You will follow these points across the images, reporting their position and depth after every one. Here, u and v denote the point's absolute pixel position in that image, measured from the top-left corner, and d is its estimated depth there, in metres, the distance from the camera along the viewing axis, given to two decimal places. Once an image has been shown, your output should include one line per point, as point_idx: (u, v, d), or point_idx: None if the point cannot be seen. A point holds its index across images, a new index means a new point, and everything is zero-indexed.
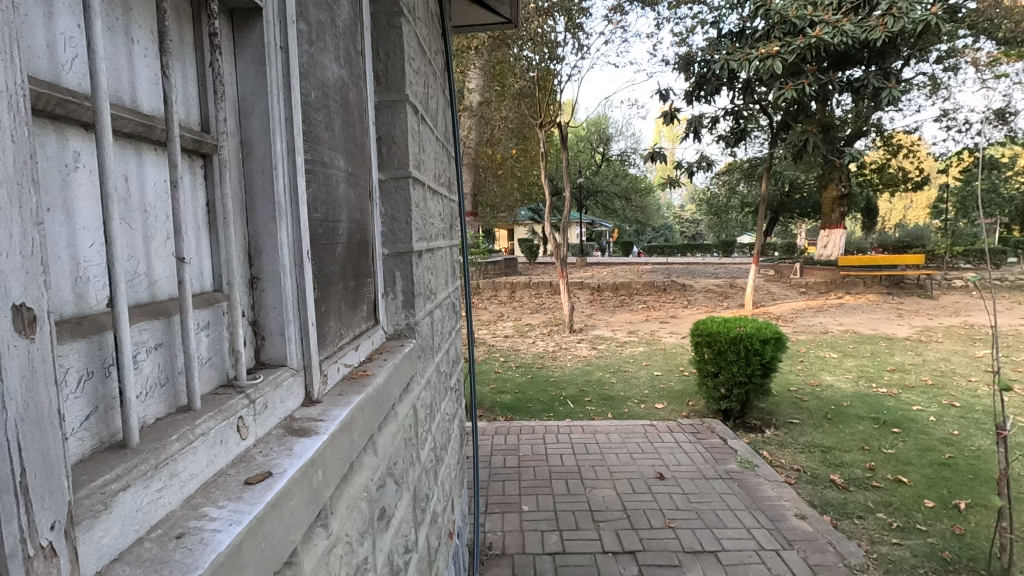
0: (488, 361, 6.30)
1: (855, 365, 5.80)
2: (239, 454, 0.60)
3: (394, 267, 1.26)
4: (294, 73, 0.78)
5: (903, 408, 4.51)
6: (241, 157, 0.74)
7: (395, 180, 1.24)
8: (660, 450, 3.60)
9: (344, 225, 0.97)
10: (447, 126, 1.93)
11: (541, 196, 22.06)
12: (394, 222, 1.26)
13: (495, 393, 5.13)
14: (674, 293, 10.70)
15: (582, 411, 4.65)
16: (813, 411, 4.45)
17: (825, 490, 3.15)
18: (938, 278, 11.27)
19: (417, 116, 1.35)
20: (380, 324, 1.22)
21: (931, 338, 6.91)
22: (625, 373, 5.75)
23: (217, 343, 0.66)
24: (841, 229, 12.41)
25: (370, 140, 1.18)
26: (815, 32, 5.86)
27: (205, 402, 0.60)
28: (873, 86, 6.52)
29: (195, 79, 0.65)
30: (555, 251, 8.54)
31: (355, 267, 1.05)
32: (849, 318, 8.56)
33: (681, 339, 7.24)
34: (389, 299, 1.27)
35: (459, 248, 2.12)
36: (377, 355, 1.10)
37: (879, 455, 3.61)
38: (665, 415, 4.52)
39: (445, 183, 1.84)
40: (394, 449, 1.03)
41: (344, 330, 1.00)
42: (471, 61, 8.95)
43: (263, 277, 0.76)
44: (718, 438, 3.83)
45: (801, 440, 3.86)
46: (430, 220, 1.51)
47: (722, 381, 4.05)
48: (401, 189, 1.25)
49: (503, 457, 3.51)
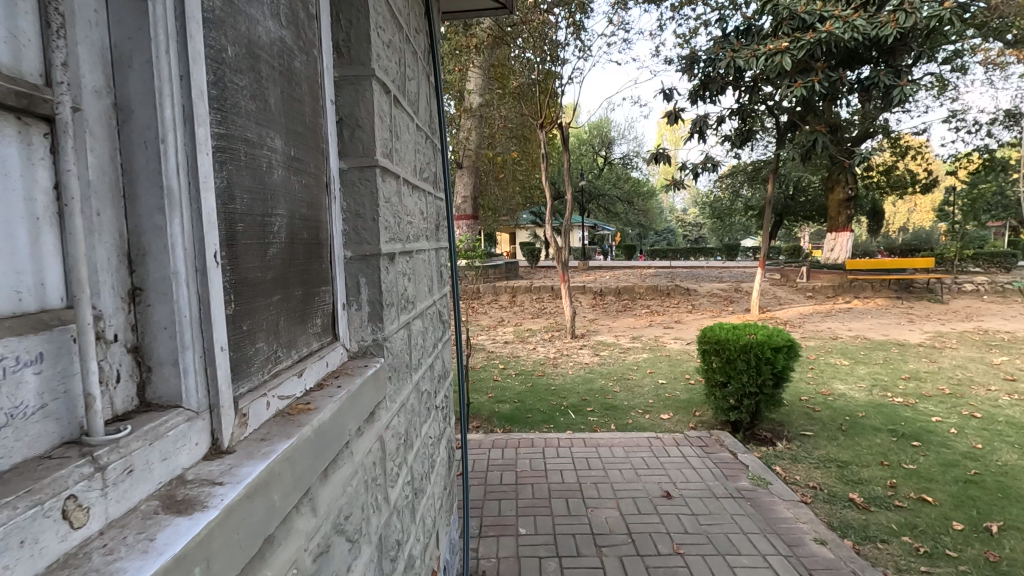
0: (486, 368, 6.10)
1: (868, 372, 5.58)
2: (65, 554, 0.40)
3: (356, 272, 1.07)
4: (195, 18, 0.59)
5: (922, 419, 4.29)
6: (115, 126, 0.54)
7: (360, 170, 1.05)
8: (667, 466, 3.40)
9: (281, 221, 0.78)
10: (432, 114, 1.74)
11: (542, 199, 21.88)
12: (357, 220, 1.06)
13: (493, 402, 4.93)
14: (678, 297, 10.49)
15: (584, 421, 4.44)
16: (827, 423, 4.23)
17: (844, 510, 2.94)
18: (948, 282, 11.04)
19: (388, 98, 1.15)
20: (339, 342, 1.02)
21: (945, 344, 6.71)
22: (629, 381, 5.54)
23: (58, 384, 0.46)
24: (848, 232, 12.19)
25: (327, 122, 0.99)
26: (825, 28, 5.65)
27: (17, 477, 0.40)
28: (884, 84, 6.29)
29: (29, 7, 0.45)
30: (557, 255, 8.34)
31: (300, 274, 0.86)
32: (859, 323, 8.36)
33: (686, 345, 7.03)
34: (351, 311, 1.08)
35: (447, 253, 1.92)
36: (331, 382, 0.90)
37: (899, 471, 3.40)
38: (671, 426, 4.31)
39: (429, 178, 1.65)
40: (346, 501, 0.83)
41: (283, 353, 0.80)
42: (470, 59, 8.73)
43: (148, 290, 0.56)
44: (728, 452, 3.63)
45: (815, 455, 3.65)
46: (407, 219, 1.32)
47: (731, 392, 3.84)
48: (366, 182, 1.06)
49: (500, 474, 3.31)
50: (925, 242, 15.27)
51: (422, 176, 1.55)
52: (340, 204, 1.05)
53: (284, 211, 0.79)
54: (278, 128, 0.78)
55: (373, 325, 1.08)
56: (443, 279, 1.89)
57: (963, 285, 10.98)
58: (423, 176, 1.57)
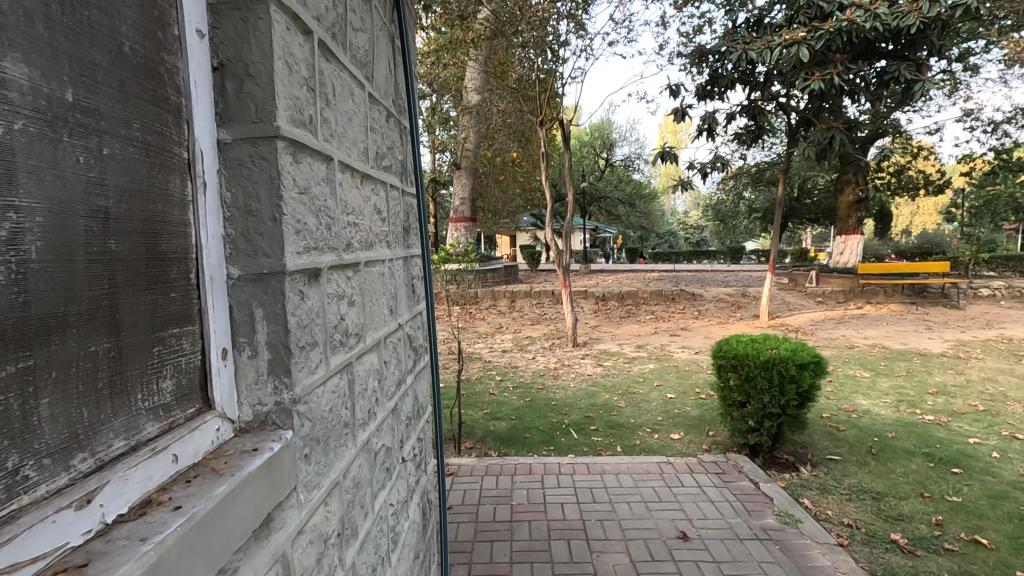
0: (482, 380, 5.72)
1: (891, 386, 5.19)
2: None
3: (248, 300, 0.70)
4: None
5: (958, 440, 3.90)
6: None
7: (253, 145, 0.68)
8: (681, 499, 3.02)
9: (14, 225, 0.41)
10: (399, 85, 1.37)
11: (543, 201, 21.52)
12: (246, 215, 0.69)
13: (488, 419, 4.54)
14: (683, 303, 10.11)
15: (587, 442, 4.07)
16: (854, 446, 3.86)
17: (886, 555, 2.55)
18: (963, 287, 10.65)
19: (307, 38, 0.79)
20: (212, 412, 0.66)
21: (970, 355, 6.33)
22: (634, 396, 5.16)
23: None
24: (858, 235, 11.80)
25: (182, 63, 0.62)
26: (845, 16, 5.27)
27: None
28: (904, 79, 5.90)
29: None
30: (557, 259, 7.95)
31: (97, 319, 0.49)
32: (874, 331, 7.98)
33: (695, 355, 6.65)
34: (241, 359, 0.70)
35: (421, 263, 1.55)
36: (172, 496, 0.53)
37: (943, 505, 3.02)
38: (683, 449, 3.93)
39: (390, 166, 1.29)
40: None
41: (26, 470, 0.42)
42: (466, 54, 8.38)
43: None
44: (747, 481, 3.26)
45: (845, 484, 3.28)
46: (346, 216, 0.94)
47: (750, 412, 3.47)
48: (262, 160, 0.69)
49: (492, 509, 2.94)
50: (936, 244, 14.87)
51: (379, 164, 1.19)
52: (220, 192, 0.69)
53: (27, 208, 0.42)
54: (14, 46, 0.41)
55: (275, 380, 0.71)
56: (416, 296, 1.53)
57: (979, 290, 10.59)
58: (381, 164, 1.21)
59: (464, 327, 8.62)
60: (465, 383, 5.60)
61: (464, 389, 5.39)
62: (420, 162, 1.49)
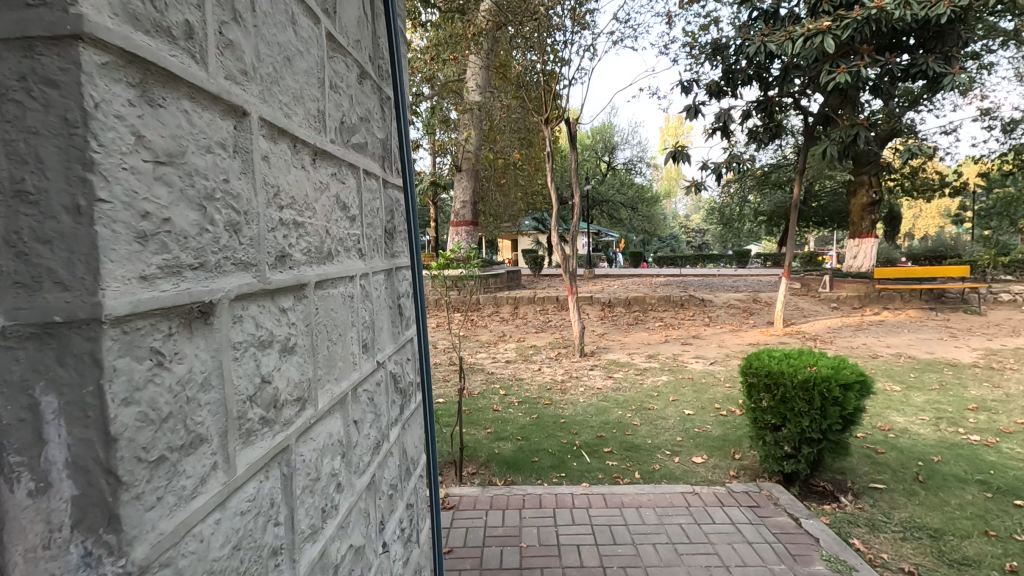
0: (485, 395, 5.36)
1: (926, 402, 4.81)
2: None
3: (22, 376, 0.38)
4: None
5: (1013, 466, 3.52)
6: None
7: (24, 78, 0.37)
8: (714, 539, 2.65)
9: None
10: (376, 41, 1.02)
11: (545, 205, 21.20)
12: (15, 200, 0.38)
13: (493, 439, 4.18)
14: (693, 309, 9.74)
15: (601, 467, 3.70)
16: (899, 472, 3.49)
17: None
18: (983, 292, 10.26)
19: None
20: None
21: (1004, 365, 5.95)
22: (649, 413, 4.78)
23: None
24: (872, 238, 11.43)
25: None
26: (874, 3, 4.93)
27: None
28: (932, 72, 5.54)
29: None
30: (563, 264, 7.59)
31: None
32: (896, 339, 7.60)
33: (710, 366, 6.27)
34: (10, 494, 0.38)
35: (411, 279, 1.21)
36: None
37: (1014, 547, 2.64)
38: (708, 475, 3.56)
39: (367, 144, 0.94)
40: None
41: None
42: (467, 48, 8.09)
43: None
44: (786, 516, 2.89)
45: (896, 519, 2.91)
46: (280, 208, 0.61)
47: (786, 437, 3.10)
48: (46, 88, 0.37)
49: (499, 551, 2.58)
50: (949, 248, 14.50)
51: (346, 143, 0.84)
52: None
53: None
54: None
55: (87, 535, 0.39)
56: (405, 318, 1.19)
57: (999, 295, 10.21)
58: (350, 140, 0.86)
59: (466, 335, 8.26)
60: (467, 398, 5.24)
61: (466, 405, 5.03)
62: (409, 148, 1.15)
